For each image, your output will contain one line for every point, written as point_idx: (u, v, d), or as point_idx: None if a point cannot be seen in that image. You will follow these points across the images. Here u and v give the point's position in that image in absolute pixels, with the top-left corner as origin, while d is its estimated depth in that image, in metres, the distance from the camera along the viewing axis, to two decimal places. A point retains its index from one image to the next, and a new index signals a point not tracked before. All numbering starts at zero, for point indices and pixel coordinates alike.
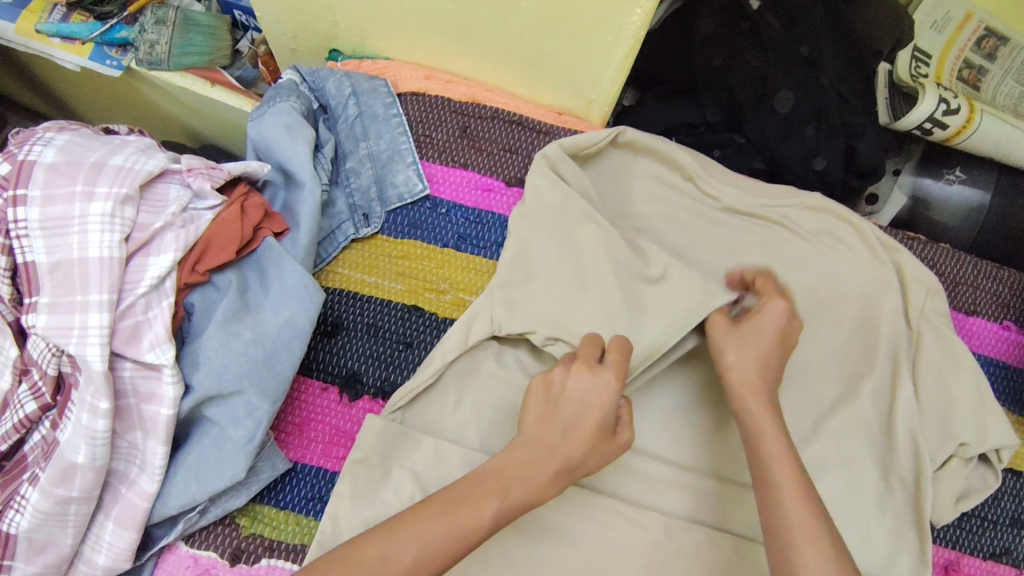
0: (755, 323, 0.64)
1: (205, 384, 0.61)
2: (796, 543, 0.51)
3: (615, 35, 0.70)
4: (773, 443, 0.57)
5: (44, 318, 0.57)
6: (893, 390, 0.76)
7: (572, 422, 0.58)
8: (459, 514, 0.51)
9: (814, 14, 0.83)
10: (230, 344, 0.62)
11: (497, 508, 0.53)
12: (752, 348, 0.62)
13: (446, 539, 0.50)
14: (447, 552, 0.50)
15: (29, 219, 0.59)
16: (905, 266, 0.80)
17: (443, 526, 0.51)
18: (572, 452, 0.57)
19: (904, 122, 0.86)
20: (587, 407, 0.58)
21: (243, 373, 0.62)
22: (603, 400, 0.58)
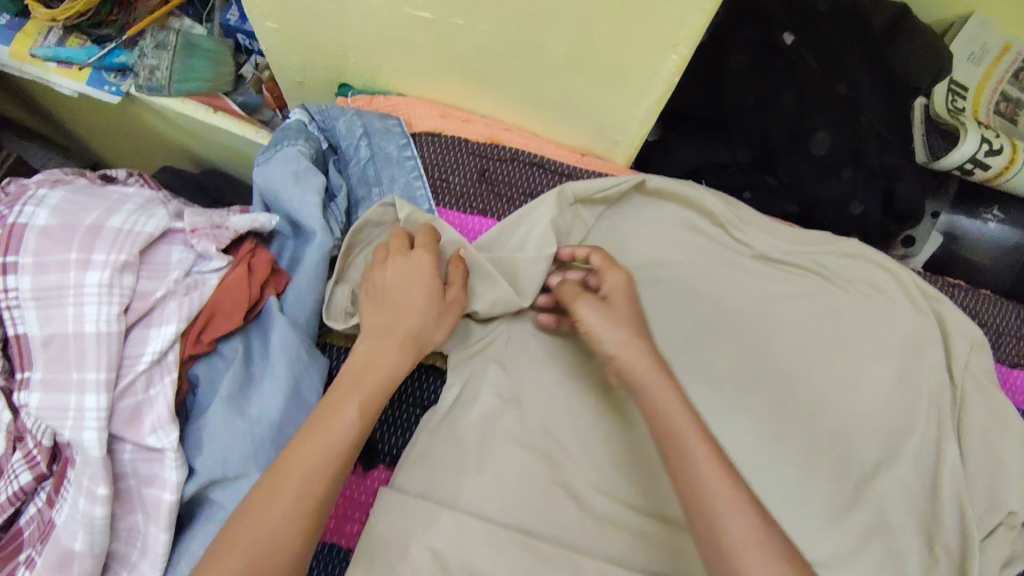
0: (619, 304, 0.64)
1: (210, 467, 0.57)
2: (718, 512, 0.49)
3: (647, 79, 0.65)
4: (679, 413, 0.55)
5: (38, 396, 0.53)
6: (937, 451, 0.72)
7: (399, 298, 0.60)
8: (327, 424, 0.54)
9: (852, 53, 0.79)
10: (235, 423, 0.58)
11: (358, 405, 0.55)
12: (626, 324, 0.62)
13: (323, 450, 0.52)
14: (328, 458, 0.52)
15: (20, 289, 0.54)
16: (947, 317, 0.76)
17: (315, 440, 0.53)
18: (411, 320, 0.59)
19: (944, 162, 0.80)
20: (411, 278, 0.61)
21: (248, 454, 0.57)
22: (423, 270, 0.61)
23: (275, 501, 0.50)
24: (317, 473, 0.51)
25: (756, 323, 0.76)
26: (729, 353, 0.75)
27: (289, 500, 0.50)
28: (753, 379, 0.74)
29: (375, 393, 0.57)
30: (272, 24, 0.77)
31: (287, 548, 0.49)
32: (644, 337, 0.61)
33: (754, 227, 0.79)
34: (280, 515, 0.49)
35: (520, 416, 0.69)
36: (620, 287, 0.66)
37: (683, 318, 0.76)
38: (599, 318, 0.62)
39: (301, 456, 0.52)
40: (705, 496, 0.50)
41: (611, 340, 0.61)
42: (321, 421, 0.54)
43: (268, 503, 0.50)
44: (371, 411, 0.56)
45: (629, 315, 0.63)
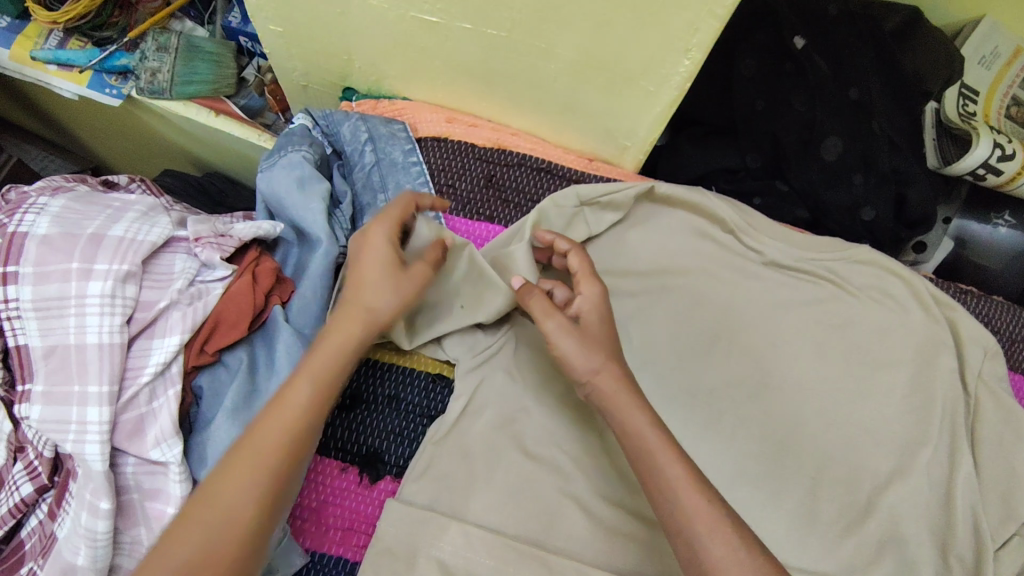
0: (595, 329, 0.61)
1: None
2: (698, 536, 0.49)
3: (658, 85, 0.65)
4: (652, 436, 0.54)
5: (39, 409, 0.52)
6: (951, 462, 0.71)
7: (355, 272, 0.60)
8: (281, 400, 0.53)
9: (862, 57, 0.78)
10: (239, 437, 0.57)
11: (312, 380, 0.55)
12: (602, 351, 0.59)
13: (279, 426, 0.52)
14: (283, 434, 0.52)
15: (20, 299, 0.53)
16: (960, 324, 0.75)
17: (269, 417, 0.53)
18: (361, 295, 0.58)
19: (955, 167, 0.80)
20: (365, 250, 0.60)
21: None
22: (380, 242, 0.60)
23: (235, 476, 0.50)
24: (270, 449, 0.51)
25: (767, 331, 0.75)
26: (740, 362, 0.74)
27: (251, 474, 0.50)
28: (764, 388, 0.73)
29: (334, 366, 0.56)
30: (276, 27, 0.76)
31: (244, 519, 0.49)
32: (618, 359, 0.60)
33: (764, 232, 0.78)
34: (238, 488, 0.50)
35: (527, 426, 0.68)
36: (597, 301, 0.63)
37: (693, 327, 0.75)
38: (576, 341, 0.59)
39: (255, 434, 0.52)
40: (686, 517, 0.50)
41: (585, 365, 0.58)
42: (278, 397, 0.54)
43: (225, 474, 0.50)
44: (328, 387, 0.55)
45: (603, 337, 0.60)
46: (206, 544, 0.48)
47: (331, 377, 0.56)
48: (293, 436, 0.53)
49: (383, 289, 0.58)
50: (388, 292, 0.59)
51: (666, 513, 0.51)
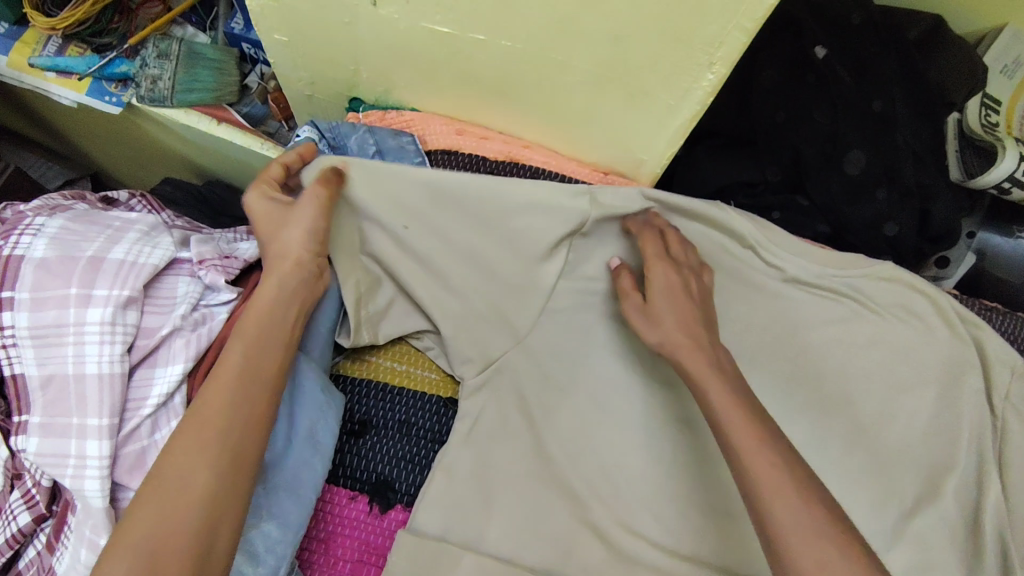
0: (656, 305, 0.61)
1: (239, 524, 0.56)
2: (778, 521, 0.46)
3: (679, 98, 0.62)
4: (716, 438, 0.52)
5: (36, 442, 0.50)
6: (980, 487, 0.68)
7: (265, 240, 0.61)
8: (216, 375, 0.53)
9: (885, 67, 0.76)
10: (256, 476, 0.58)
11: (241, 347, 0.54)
12: (666, 323, 0.60)
13: (220, 402, 0.51)
14: (227, 410, 0.51)
15: (17, 326, 0.51)
16: (988, 345, 0.73)
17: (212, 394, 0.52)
18: (278, 246, 0.60)
19: (979, 181, 0.77)
20: (265, 218, 0.61)
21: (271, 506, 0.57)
22: (266, 206, 0.61)
23: (185, 457, 0.49)
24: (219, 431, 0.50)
25: (787, 352, 0.73)
26: (757, 381, 0.72)
27: (202, 450, 0.49)
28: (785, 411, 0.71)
29: (263, 330, 0.56)
30: (280, 36, 0.74)
31: (199, 503, 0.48)
32: (690, 326, 0.59)
33: (781, 247, 0.75)
34: (188, 467, 0.49)
35: (542, 452, 0.65)
36: (664, 280, 0.62)
37: None
38: (644, 316, 0.62)
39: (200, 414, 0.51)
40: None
41: (652, 340, 0.61)
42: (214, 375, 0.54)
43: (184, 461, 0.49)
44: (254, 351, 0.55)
45: (678, 305, 0.61)
46: (164, 529, 0.46)
47: (260, 340, 0.55)
48: (237, 407, 0.52)
49: (289, 231, 0.60)
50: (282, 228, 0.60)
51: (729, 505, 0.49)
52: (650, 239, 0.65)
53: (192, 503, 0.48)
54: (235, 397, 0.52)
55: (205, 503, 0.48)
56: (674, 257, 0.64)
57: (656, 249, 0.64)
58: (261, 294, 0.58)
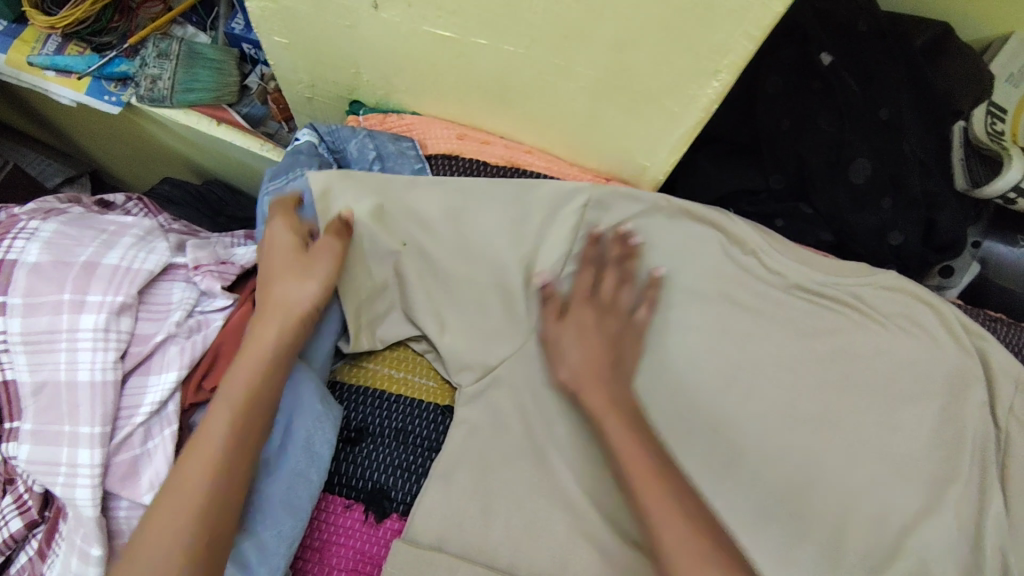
0: (562, 340, 0.64)
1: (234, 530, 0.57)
2: None
3: (683, 106, 0.62)
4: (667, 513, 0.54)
5: (28, 449, 0.50)
6: (982, 499, 0.68)
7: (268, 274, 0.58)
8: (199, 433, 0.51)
9: (894, 76, 0.75)
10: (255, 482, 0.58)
11: (228, 404, 0.52)
12: (572, 363, 0.63)
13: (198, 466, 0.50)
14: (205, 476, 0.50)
15: (8, 332, 0.50)
16: (992, 357, 0.72)
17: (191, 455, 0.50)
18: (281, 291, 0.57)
19: (985, 190, 0.77)
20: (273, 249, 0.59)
21: (265, 514, 0.57)
22: (283, 239, 0.60)
23: (174, 504, 0.49)
24: (193, 493, 0.49)
25: (791, 360, 0.71)
26: (761, 391, 0.70)
27: (176, 516, 0.48)
28: (789, 421, 0.70)
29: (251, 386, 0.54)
30: (281, 38, 0.73)
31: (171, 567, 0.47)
32: (597, 371, 0.63)
33: (782, 253, 0.75)
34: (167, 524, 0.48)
35: (541, 461, 0.64)
36: (578, 323, 0.65)
37: (714, 354, 0.71)
38: (551, 346, 0.65)
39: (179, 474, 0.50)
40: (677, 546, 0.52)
41: (557, 375, 0.64)
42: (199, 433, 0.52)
43: (156, 522, 0.48)
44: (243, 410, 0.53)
45: (586, 346, 0.64)
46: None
47: (249, 400, 0.53)
48: (228, 455, 0.51)
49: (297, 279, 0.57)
50: (290, 275, 0.57)
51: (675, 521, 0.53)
52: (587, 269, 0.68)
53: (174, 553, 0.47)
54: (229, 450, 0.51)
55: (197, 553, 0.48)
56: (599, 296, 0.67)
57: (587, 282, 0.67)
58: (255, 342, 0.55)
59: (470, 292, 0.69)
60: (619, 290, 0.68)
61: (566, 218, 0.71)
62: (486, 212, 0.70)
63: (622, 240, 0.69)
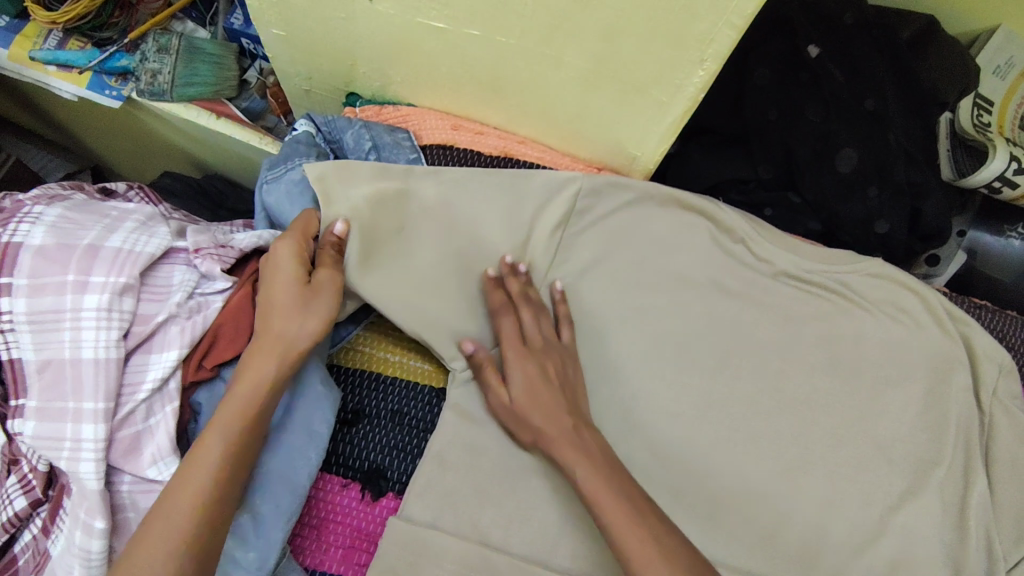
0: (519, 402, 0.62)
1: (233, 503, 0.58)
2: None
3: (670, 96, 0.63)
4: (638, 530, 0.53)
5: (32, 425, 0.51)
6: (965, 481, 0.70)
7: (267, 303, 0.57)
8: (192, 460, 0.52)
9: (878, 68, 0.77)
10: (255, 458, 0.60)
11: (222, 436, 0.53)
12: (533, 420, 0.62)
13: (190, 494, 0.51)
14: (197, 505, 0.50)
15: (14, 311, 0.52)
16: (976, 342, 0.74)
17: (184, 482, 0.51)
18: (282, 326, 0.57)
19: (971, 180, 0.78)
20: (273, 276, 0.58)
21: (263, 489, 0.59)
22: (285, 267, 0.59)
23: (165, 513, 0.50)
24: (185, 518, 0.50)
25: (779, 346, 0.73)
26: (749, 376, 0.72)
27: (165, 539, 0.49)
28: (776, 403, 0.71)
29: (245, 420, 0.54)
30: (279, 31, 0.75)
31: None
32: (555, 416, 0.61)
33: (771, 240, 0.76)
34: (156, 547, 0.48)
35: None
36: (523, 375, 0.63)
37: (703, 340, 0.73)
38: (510, 412, 0.63)
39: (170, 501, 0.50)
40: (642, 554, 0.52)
41: (524, 435, 0.63)
42: (191, 457, 0.52)
43: (144, 545, 0.48)
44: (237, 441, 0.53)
45: (536, 396, 0.62)
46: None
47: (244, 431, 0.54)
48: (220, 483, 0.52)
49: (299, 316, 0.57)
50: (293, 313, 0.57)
51: (643, 526, 0.54)
52: (506, 313, 0.68)
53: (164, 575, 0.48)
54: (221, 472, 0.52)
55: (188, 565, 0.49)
56: (531, 340, 0.66)
57: (512, 329, 0.67)
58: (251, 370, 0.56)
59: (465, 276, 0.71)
60: (541, 323, 0.67)
61: (556, 204, 0.73)
62: (479, 200, 0.71)
63: (514, 273, 0.70)
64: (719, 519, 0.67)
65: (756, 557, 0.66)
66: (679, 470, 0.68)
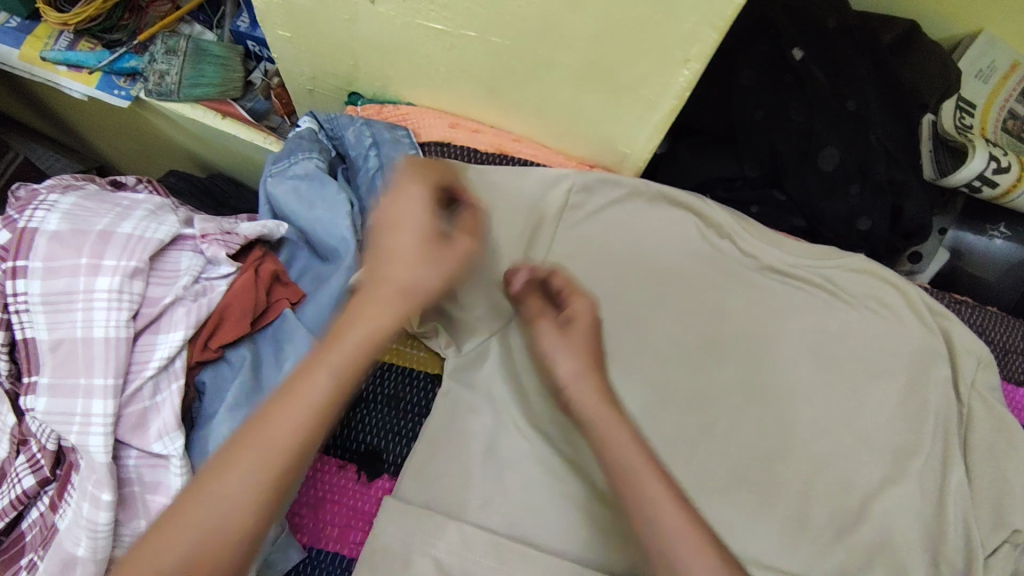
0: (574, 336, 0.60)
1: None
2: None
3: (657, 94, 0.66)
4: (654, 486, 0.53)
5: (45, 401, 0.54)
6: (943, 470, 0.71)
7: (391, 251, 0.57)
8: (300, 388, 0.51)
9: (860, 70, 0.80)
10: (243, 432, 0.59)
11: (334, 369, 0.52)
12: (583, 356, 0.59)
13: (291, 421, 0.50)
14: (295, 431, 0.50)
15: (29, 293, 0.55)
16: (955, 335, 0.76)
17: (285, 406, 0.50)
18: (403, 275, 0.55)
19: (950, 179, 0.81)
20: (408, 219, 0.57)
21: None
22: (415, 208, 0.58)
23: (266, 435, 0.49)
24: (283, 442, 0.49)
25: (764, 338, 0.75)
26: (734, 366, 0.74)
27: (259, 462, 0.48)
28: (760, 394, 0.73)
29: (356, 354, 0.53)
30: (284, 32, 0.78)
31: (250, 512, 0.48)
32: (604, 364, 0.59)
33: (757, 236, 0.79)
34: (250, 469, 0.48)
35: (524, 429, 0.68)
36: (584, 311, 0.61)
37: (689, 331, 0.75)
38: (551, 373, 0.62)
39: (268, 422, 0.49)
40: (663, 528, 0.51)
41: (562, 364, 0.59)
42: (294, 383, 0.51)
43: (237, 463, 0.48)
44: (346, 378, 0.52)
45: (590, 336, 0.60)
46: (202, 538, 0.47)
47: (350, 365, 0.53)
48: (323, 413, 0.51)
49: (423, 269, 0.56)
50: (418, 264, 0.56)
51: None
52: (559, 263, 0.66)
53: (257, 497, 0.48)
54: (316, 427, 0.51)
55: (271, 494, 0.49)
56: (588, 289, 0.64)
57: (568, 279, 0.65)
58: (367, 314, 0.54)
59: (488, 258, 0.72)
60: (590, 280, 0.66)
61: (551, 198, 0.76)
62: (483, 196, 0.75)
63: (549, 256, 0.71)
64: (704, 504, 0.69)
65: (741, 542, 0.68)
66: (665, 457, 0.70)
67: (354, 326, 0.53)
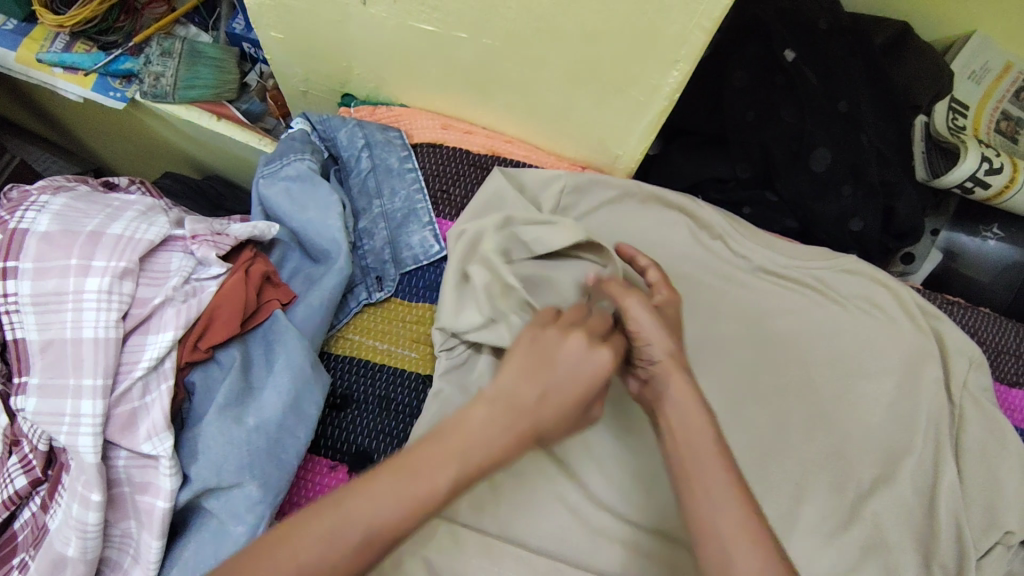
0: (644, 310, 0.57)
1: (203, 475, 0.58)
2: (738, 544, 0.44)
3: (648, 94, 0.66)
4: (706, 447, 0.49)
5: (34, 401, 0.54)
6: (935, 471, 0.71)
7: (550, 392, 0.50)
8: (418, 471, 0.46)
9: (851, 72, 0.80)
10: (232, 431, 0.59)
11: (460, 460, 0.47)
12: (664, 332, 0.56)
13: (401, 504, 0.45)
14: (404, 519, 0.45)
15: (19, 294, 0.55)
16: (947, 336, 0.75)
17: (407, 490, 0.45)
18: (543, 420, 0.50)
19: (942, 180, 0.81)
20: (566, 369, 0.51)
21: (246, 464, 0.59)
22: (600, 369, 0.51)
23: (371, 514, 0.44)
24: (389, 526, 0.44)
25: (756, 339, 0.76)
26: (725, 367, 0.74)
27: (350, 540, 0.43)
28: (751, 394, 0.73)
29: (485, 455, 0.48)
30: (277, 34, 0.78)
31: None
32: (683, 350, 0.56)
33: (748, 238, 0.79)
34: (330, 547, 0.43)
35: None
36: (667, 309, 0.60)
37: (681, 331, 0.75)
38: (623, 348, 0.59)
39: (377, 501, 0.44)
40: (716, 507, 0.46)
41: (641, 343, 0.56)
42: (407, 465, 0.46)
43: (325, 541, 0.43)
44: (466, 477, 0.47)
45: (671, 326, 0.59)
46: None
47: (474, 457, 0.47)
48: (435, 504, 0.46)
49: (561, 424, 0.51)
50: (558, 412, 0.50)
51: None
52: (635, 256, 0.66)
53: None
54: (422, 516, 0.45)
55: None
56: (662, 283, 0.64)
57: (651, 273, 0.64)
58: (495, 415, 0.49)
59: (543, 248, 0.71)
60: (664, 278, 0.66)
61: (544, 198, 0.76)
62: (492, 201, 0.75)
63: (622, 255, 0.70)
64: None
65: None
66: None
67: (489, 430, 0.48)
